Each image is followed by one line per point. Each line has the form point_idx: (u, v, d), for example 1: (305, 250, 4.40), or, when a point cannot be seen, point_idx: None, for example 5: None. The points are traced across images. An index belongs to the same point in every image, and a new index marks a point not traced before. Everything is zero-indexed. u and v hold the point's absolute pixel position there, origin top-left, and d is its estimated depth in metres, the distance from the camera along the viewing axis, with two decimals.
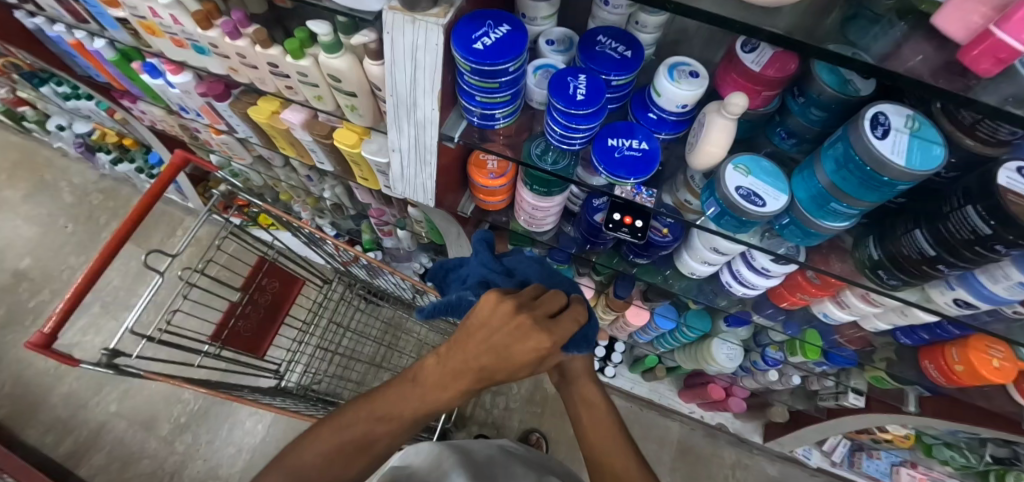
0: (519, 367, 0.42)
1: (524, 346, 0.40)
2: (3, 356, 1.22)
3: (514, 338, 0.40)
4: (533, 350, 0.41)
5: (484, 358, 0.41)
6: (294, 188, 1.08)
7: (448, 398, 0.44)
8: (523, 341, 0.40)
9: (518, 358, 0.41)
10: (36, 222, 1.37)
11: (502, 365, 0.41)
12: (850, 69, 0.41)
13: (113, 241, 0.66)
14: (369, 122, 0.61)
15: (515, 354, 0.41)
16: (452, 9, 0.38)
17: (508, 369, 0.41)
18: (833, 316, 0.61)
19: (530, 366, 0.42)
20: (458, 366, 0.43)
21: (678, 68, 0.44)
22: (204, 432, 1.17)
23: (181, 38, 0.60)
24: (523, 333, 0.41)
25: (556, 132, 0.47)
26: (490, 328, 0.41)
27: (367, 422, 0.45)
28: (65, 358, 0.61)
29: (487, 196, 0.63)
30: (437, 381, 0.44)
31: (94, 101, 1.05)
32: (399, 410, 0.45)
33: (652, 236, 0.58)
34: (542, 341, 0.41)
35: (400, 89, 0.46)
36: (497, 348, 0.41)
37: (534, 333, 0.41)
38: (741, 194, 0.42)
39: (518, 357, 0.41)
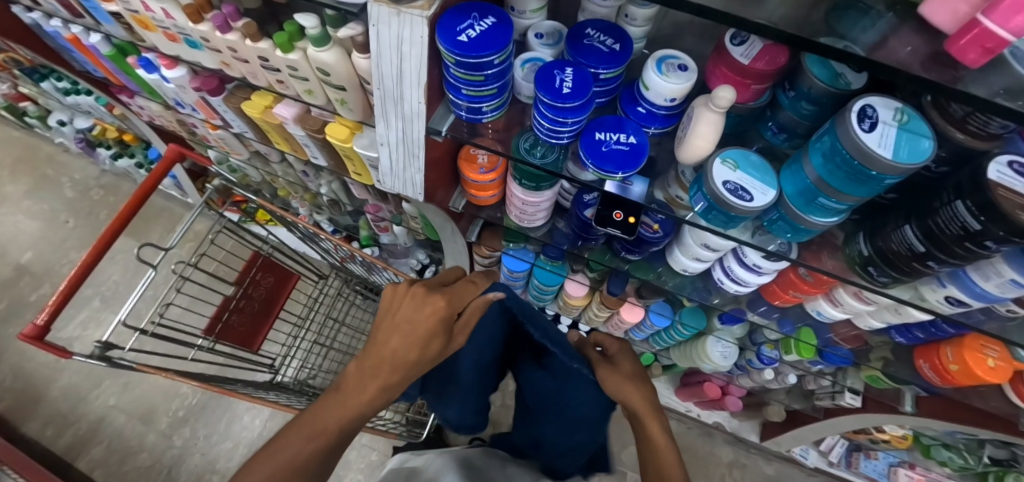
0: (430, 343, 0.48)
1: (427, 315, 0.48)
2: (4, 350, 1.23)
3: (418, 313, 0.48)
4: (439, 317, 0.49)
5: (395, 340, 0.47)
6: (291, 184, 1.08)
7: (369, 399, 0.45)
8: (427, 308, 0.48)
9: (423, 324, 0.47)
10: (39, 216, 1.39)
11: (416, 334, 0.47)
12: (841, 62, 0.40)
13: (107, 233, 0.66)
14: (359, 116, 0.61)
15: (424, 325, 0.47)
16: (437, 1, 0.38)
17: (417, 347, 0.47)
18: (827, 314, 0.60)
19: (441, 334, 0.49)
20: (378, 354, 0.47)
21: (666, 62, 0.44)
22: (202, 426, 1.18)
23: (173, 32, 0.60)
24: (425, 302, 0.49)
25: (544, 126, 0.46)
26: (398, 308, 0.49)
27: (293, 445, 0.42)
28: (58, 350, 0.62)
29: (478, 191, 0.62)
30: (361, 380, 0.46)
31: (92, 97, 1.06)
32: (325, 420, 0.44)
33: (643, 232, 0.58)
34: (444, 308, 0.49)
35: (386, 82, 0.45)
36: (406, 322, 0.47)
37: (433, 299, 0.49)
38: (728, 188, 0.41)
39: (424, 326, 0.47)
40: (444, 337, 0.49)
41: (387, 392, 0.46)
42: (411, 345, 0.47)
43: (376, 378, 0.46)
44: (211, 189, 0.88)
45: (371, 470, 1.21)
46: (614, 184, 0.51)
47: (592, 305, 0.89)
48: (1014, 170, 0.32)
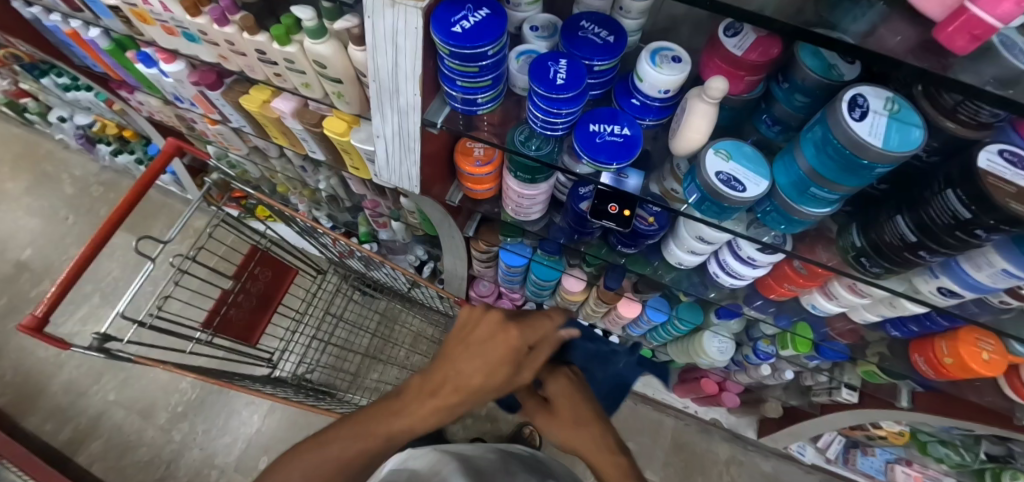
0: (494, 378, 0.47)
1: (496, 344, 0.48)
2: (4, 345, 1.23)
3: (488, 344, 0.48)
4: (507, 349, 0.48)
5: (462, 359, 0.47)
6: (290, 180, 1.09)
7: (424, 416, 0.45)
8: (498, 338, 0.48)
9: (493, 354, 0.47)
10: (39, 213, 1.39)
11: (483, 359, 0.47)
12: (834, 54, 0.40)
13: (105, 226, 0.66)
14: (356, 109, 0.61)
15: (493, 354, 0.47)
16: None
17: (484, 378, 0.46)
18: (822, 307, 0.60)
19: (506, 366, 0.48)
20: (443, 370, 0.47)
21: (660, 54, 0.44)
22: (200, 421, 1.18)
23: (171, 26, 0.61)
24: (492, 336, 0.48)
25: (538, 119, 0.47)
26: (473, 328, 0.50)
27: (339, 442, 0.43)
28: (56, 341, 0.62)
29: (474, 185, 0.63)
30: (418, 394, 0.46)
31: (92, 93, 1.07)
32: (375, 423, 0.44)
33: (638, 225, 0.58)
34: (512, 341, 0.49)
35: (382, 75, 0.45)
36: (474, 347, 0.47)
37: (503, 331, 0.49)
38: (720, 179, 0.42)
39: (494, 352, 0.47)
40: (511, 370, 0.48)
41: (442, 414, 0.46)
42: (476, 372, 0.46)
43: (435, 395, 0.45)
44: (210, 184, 0.89)
45: None
46: (608, 176, 0.51)
47: (589, 301, 0.89)
48: (1004, 158, 0.33)
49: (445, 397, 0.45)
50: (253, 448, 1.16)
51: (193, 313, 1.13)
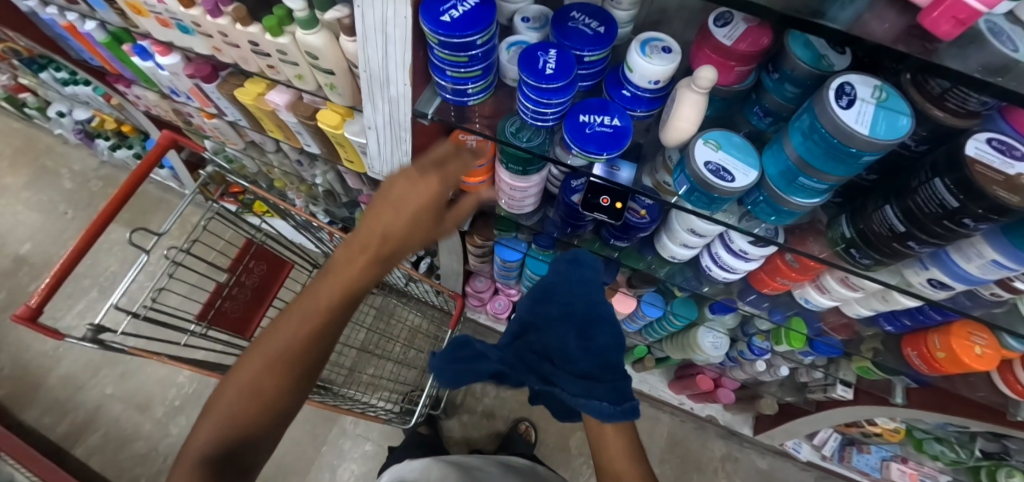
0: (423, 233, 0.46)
1: (421, 189, 0.44)
2: (3, 338, 1.24)
3: (413, 187, 0.44)
4: (431, 192, 0.44)
5: (386, 215, 0.44)
6: (287, 175, 1.10)
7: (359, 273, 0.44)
8: (423, 198, 0.44)
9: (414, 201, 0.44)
10: (38, 207, 1.39)
11: (401, 215, 0.44)
12: (824, 43, 0.40)
13: (99, 217, 0.66)
14: (349, 101, 0.61)
15: (421, 215, 0.45)
16: None
17: (411, 237, 0.46)
18: (814, 301, 0.60)
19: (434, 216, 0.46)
20: (364, 234, 0.44)
21: (651, 44, 0.44)
22: (197, 415, 1.18)
23: (165, 17, 0.61)
24: (426, 172, 0.45)
25: (529, 109, 0.47)
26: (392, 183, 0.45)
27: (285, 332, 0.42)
28: (50, 331, 0.62)
29: (468, 177, 0.62)
30: (337, 270, 0.44)
31: (90, 87, 1.07)
32: (314, 306, 0.43)
33: (630, 217, 0.58)
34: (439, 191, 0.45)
35: (373, 65, 0.46)
36: (394, 206, 0.44)
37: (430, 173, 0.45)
38: (709, 169, 0.41)
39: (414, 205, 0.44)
40: (436, 217, 0.46)
41: (379, 266, 0.45)
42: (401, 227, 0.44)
43: (364, 253, 0.44)
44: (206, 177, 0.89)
45: (365, 462, 1.21)
46: (600, 168, 0.51)
47: None
48: (993, 147, 0.32)
49: (375, 254, 0.44)
50: None
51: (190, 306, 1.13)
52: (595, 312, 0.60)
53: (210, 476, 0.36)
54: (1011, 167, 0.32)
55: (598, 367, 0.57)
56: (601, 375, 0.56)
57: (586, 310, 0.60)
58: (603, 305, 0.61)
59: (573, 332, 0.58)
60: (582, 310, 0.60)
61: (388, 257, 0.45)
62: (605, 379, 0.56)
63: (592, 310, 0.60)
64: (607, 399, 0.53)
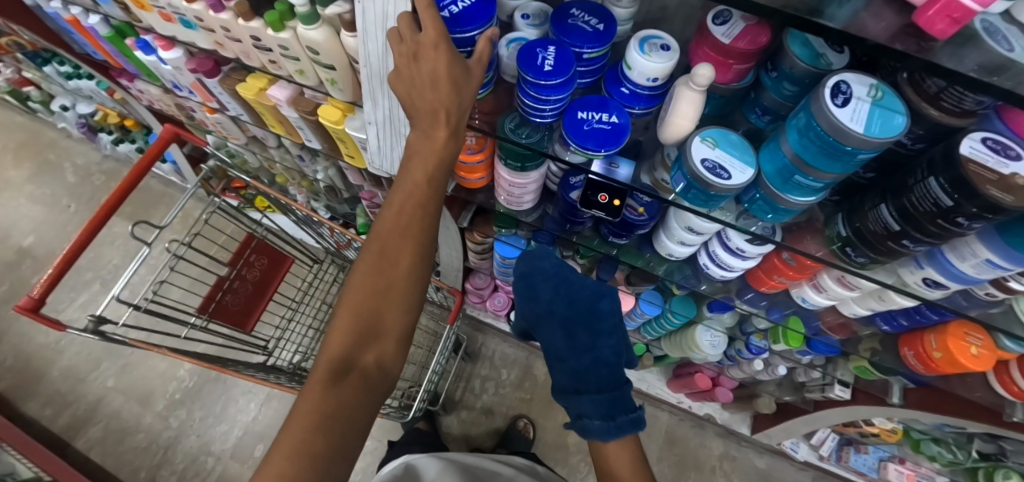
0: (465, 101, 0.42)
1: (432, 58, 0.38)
2: (5, 331, 1.24)
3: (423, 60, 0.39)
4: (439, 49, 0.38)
5: (428, 92, 0.40)
6: (289, 170, 1.10)
7: (447, 145, 0.43)
8: (431, 58, 0.39)
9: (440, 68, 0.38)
10: (40, 201, 1.40)
11: (444, 92, 0.40)
12: (822, 43, 0.41)
13: (102, 209, 0.67)
14: (350, 96, 0.61)
15: (448, 66, 0.39)
16: None
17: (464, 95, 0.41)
18: (812, 300, 0.60)
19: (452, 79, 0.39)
20: (419, 108, 0.42)
21: (649, 42, 0.45)
22: (198, 408, 1.19)
23: (169, 12, 0.61)
24: (419, 51, 0.39)
25: (527, 106, 0.47)
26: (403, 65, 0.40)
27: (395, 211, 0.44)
28: (51, 322, 0.62)
29: (467, 173, 0.62)
30: (420, 149, 0.43)
31: (94, 81, 1.08)
32: (411, 178, 0.44)
33: (628, 215, 0.58)
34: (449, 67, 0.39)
35: (373, 60, 0.46)
36: (431, 81, 0.39)
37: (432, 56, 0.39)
38: (706, 166, 0.42)
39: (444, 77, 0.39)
40: (467, 84, 0.40)
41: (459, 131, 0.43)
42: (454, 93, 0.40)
43: (440, 126, 0.42)
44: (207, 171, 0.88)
45: (364, 457, 1.22)
46: (598, 165, 0.53)
47: None
48: (988, 146, 0.32)
49: (447, 128, 0.42)
50: (249, 437, 1.17)
51: (192, 300, 1.14)
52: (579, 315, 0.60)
53: (344, 377, 0.39)
54: (1005, 166, 0.32)
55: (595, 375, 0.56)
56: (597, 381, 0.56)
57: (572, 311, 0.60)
58: (585, 300, 0.61)
59: (561, 338, 0.59)
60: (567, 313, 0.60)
61: (458, 130, 0.43)
62: (602, 386, 0.55)
63: (578, 309, 0.60)
64: (600, 415, 0.53)
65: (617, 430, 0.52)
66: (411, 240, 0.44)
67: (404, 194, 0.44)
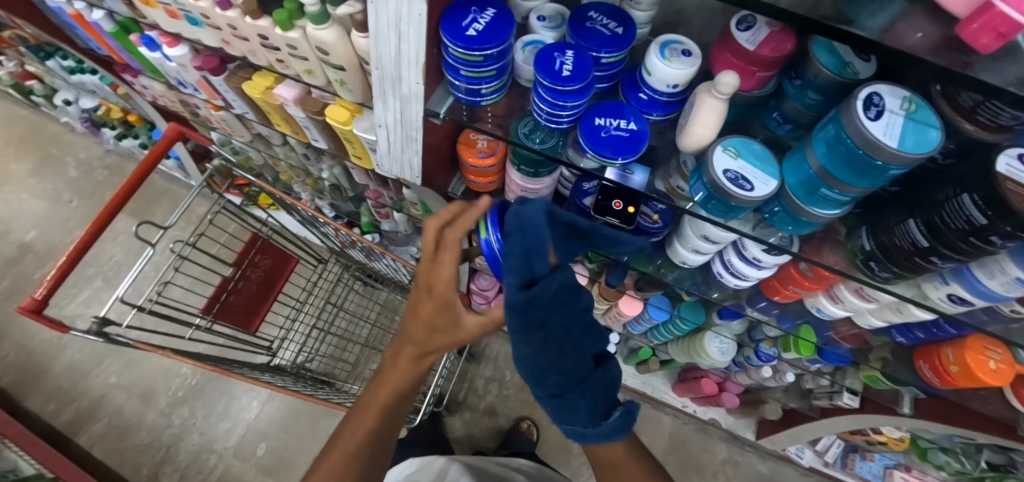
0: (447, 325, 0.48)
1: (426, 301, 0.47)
2: (8, 326, 1.24)
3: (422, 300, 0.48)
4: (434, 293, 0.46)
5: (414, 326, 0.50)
6: (293, 168, 1.09)
7: (408, 369, 0.53)
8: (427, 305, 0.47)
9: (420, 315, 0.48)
10: (43, 195, 1.39)
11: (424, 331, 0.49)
12: (850, 51, 0.40)
13: (105, 208, 0.66)
14: (359, 98, 0.60)
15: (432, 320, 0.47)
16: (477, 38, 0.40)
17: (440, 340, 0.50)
18: (826, 311, 0.59)
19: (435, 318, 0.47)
20: (408, 339, 0.51)
21: (670, 47, 0.43)
22: (200, 406, 1.19)
23: (174, 9, 0.60)
24: (427, 285, 0.46)
25: (543, 110, 0.46)
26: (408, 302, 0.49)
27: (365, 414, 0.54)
28: (54, 324, 0.62)
29: (478, 177, 0.61)
30: (390, 372, 0.54)
31: (98, 76, 1.07)
32: (382, 396, 0.54)
33: (642, 222, 0.56)
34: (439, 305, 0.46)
35: (384, 62, 0.44)
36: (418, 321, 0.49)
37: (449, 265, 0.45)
38: (728, 177, 0.40)
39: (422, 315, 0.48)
40: (440, 327, 0.48)
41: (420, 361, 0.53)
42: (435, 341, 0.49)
43: (407, 349, 0.52)
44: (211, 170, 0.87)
45: None
46: (614, 170, 0.50)
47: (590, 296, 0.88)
48: None
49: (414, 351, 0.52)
50: (251, 435, 1.16)
51: (196, 298, 1.13)
52: (551, 317, 0.45)
53: None
54: None
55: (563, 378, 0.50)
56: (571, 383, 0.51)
57: (547, 310, 0.43)
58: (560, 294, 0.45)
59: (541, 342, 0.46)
60: (537, 310, 0.43)
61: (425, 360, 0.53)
62: (572, 392, 0.51)
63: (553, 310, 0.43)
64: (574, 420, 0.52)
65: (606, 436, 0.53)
66: (371, 442, 0.53)
67: (374, 399, 0.54)
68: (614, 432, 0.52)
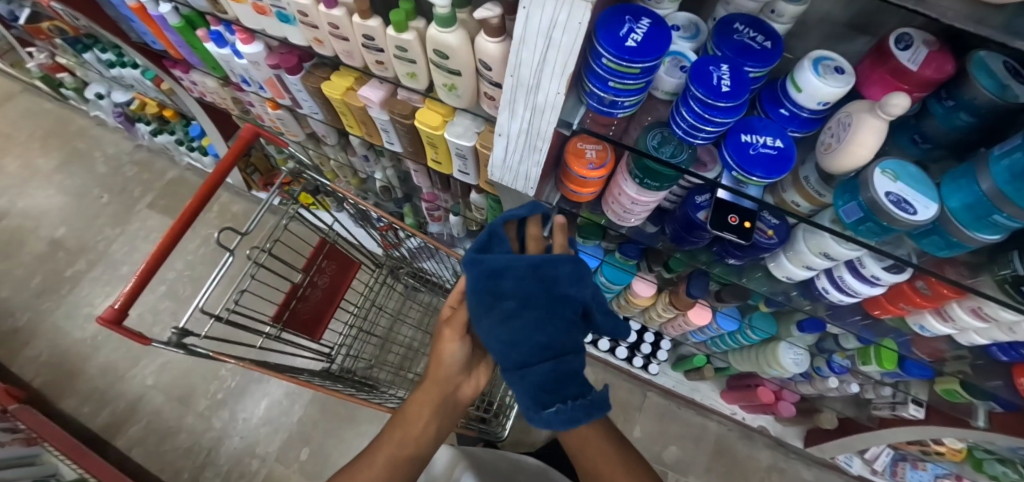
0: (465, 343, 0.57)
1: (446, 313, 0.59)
2: (41, 324, 1.23)
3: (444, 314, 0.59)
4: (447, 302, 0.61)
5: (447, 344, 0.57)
6: (341, 168, 1.06)
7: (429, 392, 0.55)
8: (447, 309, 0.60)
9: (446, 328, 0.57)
10: (70, 190, 1.39)
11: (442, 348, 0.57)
12: (1009, 73, 0.38)
13: (181, 218, 0.63)
14: (464, 103, 0.58)
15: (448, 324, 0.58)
16: (656, 46, 0.39)
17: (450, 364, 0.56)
18: (931, 328, 0.59)
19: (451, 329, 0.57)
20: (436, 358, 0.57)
21: (822, 63, 0.43)
22: (239, 409, 1.16)
23: (266, 4, 0.57)
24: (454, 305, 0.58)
25: (684, 124, 0.44)
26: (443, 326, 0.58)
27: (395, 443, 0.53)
28: (136, 336, 0.58)
29: (578, 187, 0.59)
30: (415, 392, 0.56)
31: (140, 70, 1.04)
32: (407, 422, 0.54)
33: (757, 238, 0.54)
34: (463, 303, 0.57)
35: (523, 70, 0.42)
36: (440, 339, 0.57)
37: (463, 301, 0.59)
38: (891, 199, 0.40)
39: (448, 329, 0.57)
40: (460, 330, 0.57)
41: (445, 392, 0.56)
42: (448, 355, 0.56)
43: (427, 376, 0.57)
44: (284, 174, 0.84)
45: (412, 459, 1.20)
46: (726, 177, 0.48)
47: (658, 305, 0.87)
48: None
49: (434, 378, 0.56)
50: (293, 439, 1.14)
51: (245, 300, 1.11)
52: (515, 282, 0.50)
53: None
54: None
55: (526, 349, 0.50)
56: (526, 364, 0.50)
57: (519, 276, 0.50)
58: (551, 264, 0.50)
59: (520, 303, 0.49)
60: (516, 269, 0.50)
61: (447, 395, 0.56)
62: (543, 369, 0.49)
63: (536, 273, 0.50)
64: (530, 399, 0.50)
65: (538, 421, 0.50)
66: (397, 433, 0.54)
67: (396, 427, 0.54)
68: (553, 423, 0.49)
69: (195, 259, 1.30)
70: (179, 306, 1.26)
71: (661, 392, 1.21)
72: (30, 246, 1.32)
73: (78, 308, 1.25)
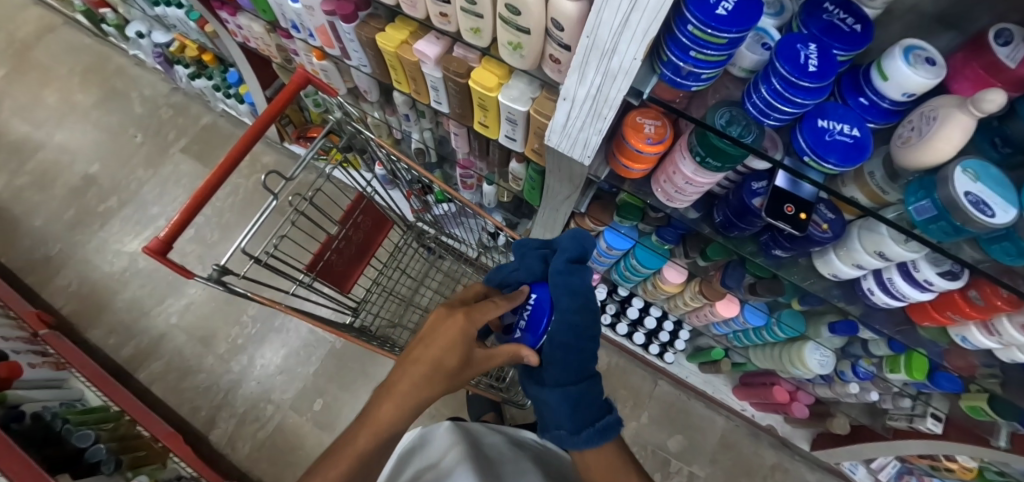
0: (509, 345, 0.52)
1: (447, 327, 0.47)
2: (72, 255, 1.26)
3: (440, 323, 0.47)
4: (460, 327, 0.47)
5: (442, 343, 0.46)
6: (377, 126, 1.05)
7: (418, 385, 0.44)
8: (449, 325, 0.46)
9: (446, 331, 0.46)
10: (105, 128, 1.40)
11: (434, 349, 0.46)
12: None
13: (224, 164, 0.60)
14: (526, 64, 0.57)
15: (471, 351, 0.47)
16: (752, 19, 0.37)
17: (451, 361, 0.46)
18: (974, 341, 0.57)
19: (460, 359, 0.46)
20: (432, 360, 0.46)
21: (913, 52, 0.41)
22: (258, 356, 1.19)
23: None
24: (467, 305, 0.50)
25: (759, 103, 0.44)
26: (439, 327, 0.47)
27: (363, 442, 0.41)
28: (180, 269, 0.57)
29: (630, 162, 0.57)
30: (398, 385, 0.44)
31: (184, 10, 1.02)
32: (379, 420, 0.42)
33: (811, 230, 0.53)
34: (471, 328, 0.47)
35: (600, 33, 0.39)
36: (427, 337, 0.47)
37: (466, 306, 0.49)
38: (970, 200, 0.39)
39: (444, 337, 0.46)
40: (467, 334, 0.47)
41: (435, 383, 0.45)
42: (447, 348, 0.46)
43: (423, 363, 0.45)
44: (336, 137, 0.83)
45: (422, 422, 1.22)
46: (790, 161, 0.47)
47: (686, 293, 0.88)
48: None
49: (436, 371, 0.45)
50: (309, 390, 1.17)
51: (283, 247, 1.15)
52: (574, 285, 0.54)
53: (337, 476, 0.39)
54: None
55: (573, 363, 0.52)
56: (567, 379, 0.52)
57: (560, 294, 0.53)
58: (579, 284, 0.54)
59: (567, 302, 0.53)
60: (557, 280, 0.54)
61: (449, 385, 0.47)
62: (573, 382, 0.52)
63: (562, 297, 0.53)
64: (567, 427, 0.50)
65: (580, 444, 0.49)
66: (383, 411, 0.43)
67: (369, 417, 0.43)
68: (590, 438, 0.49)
69: (225, 207, 1.32)
70: (206, 250, 1.28)
71: (673, 382, 1.22)
72: (65, 180, 1.34)
73: (108, 244, 1.28)
